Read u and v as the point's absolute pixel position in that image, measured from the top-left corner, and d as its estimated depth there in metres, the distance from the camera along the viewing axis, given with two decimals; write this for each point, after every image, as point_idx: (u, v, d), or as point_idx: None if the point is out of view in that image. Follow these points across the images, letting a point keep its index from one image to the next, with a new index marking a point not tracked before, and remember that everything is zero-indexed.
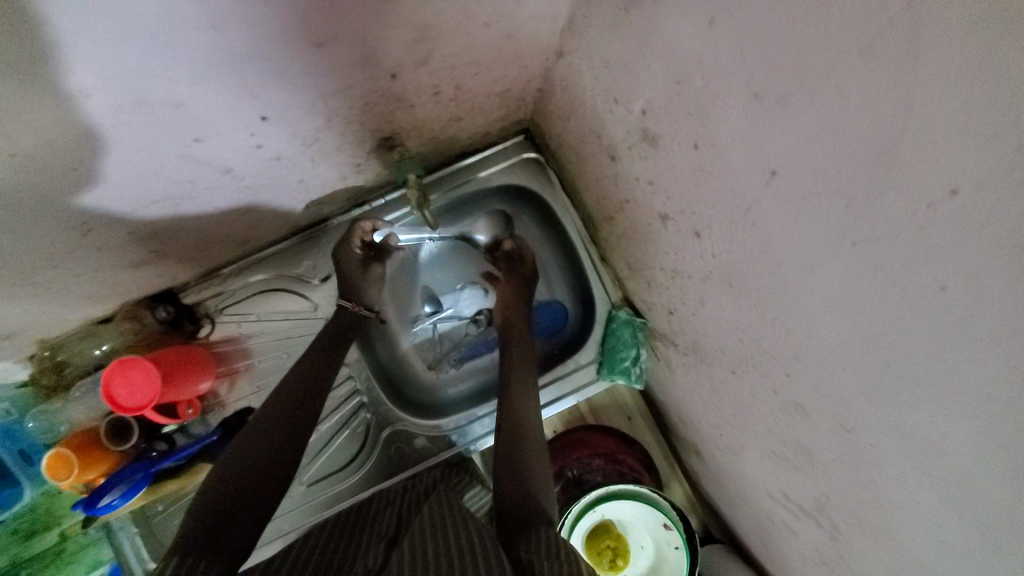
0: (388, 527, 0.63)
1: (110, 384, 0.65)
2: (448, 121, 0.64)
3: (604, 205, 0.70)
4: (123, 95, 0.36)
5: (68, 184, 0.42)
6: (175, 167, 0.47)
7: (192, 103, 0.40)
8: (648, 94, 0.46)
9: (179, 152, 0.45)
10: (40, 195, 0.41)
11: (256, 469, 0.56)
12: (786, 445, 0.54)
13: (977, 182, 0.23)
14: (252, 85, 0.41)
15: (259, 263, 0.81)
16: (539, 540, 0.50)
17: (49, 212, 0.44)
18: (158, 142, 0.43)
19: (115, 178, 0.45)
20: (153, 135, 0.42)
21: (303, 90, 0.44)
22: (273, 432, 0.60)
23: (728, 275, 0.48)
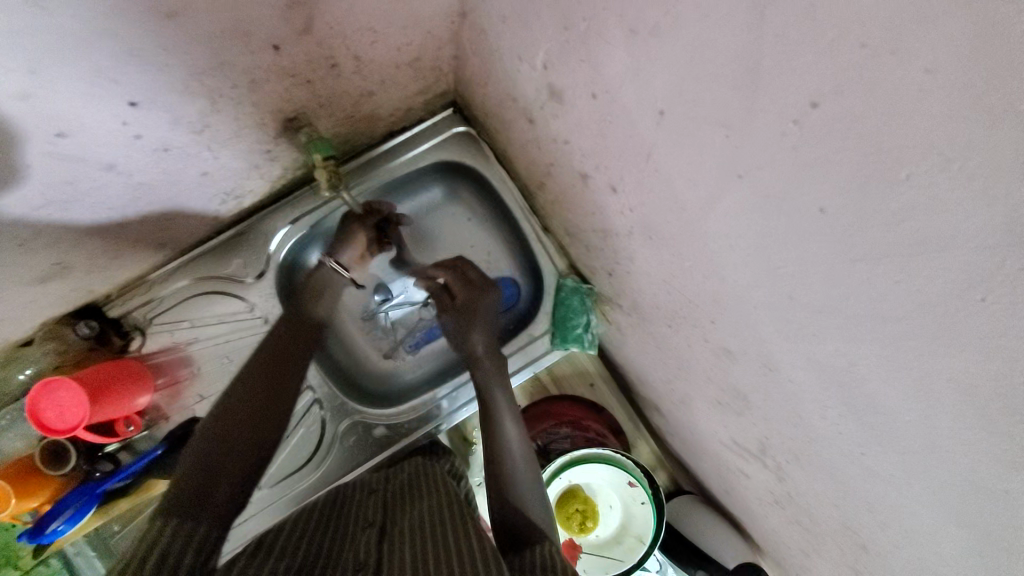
0: (375, 516, 0.63)
1: (36, 407, 0.61)
2: (359, 97, 0.61)
3: (534, 172, 0.68)
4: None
5: None
6: (51, 166, 0.43)
7: (40, 94, 0.36)
8: (544, 46, 0.44)
9: (42, 150, 0.41)
10: None
11: (238, 446, 0.51)
12: (725, 392, 0.55)
13: (834, 90, 0.23)
14: (109, 67, 0.38)
15: (185, 268, 0.78)
16: (535, 554, 0.49)
17: None
18: (19, 144, 0.39)
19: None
20: (12, 136, 0.38)
21: (174, 68, 0.41)
22: (253, 401, 0.55)
23: (648, 228, 0.48)
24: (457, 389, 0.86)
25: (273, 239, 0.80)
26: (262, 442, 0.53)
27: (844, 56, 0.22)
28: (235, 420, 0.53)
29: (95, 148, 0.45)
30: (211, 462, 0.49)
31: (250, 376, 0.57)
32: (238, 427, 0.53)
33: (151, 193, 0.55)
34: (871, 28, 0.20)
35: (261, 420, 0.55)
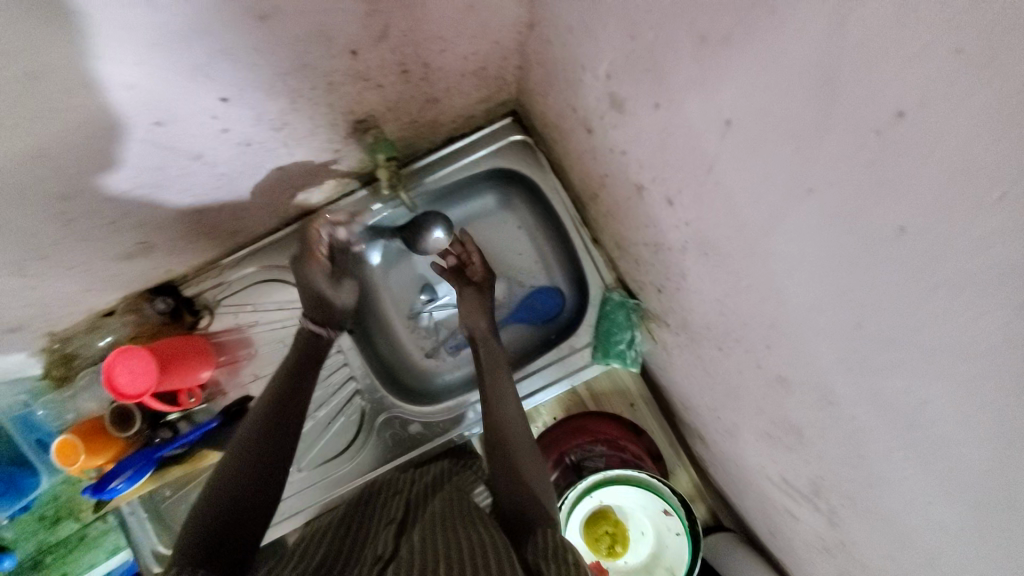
0: (398, 511, 0.65)
1: (112, 369, 0.67)
2: (424, 103, 0.63)
3: (588, 183, 0.68)
4: (77, 86, 0.37)
5: (48, 172, 0.43)
6: (146, 155, 0.48)
7: (145, 84, 0.40)
8: (609, 55, 0.44)
9: (146, 136, 0.46)
10: (20, 184, 0.43)
11: (246, 497, 0.57)
12: (777, 424, 0.53)
13: (921, 101, 0.22)
14: (208, 65, 0.42)
15: (253, 256, 0.83)
16: (545, 542, 0.52)
17: (35, 201, 0.46)
18: (125, 127, 0.44)
19: (90, 164, 0.45)
20: (119, 119, 0.42)
21: (259, 68, 0.45)
22: (258, 447, 0.61)
23: (704, 244, 0.46)
24: None
25: None
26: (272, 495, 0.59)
27: (935, 64, 0.20)
28: (251, 470, 0.59)
29: (183, 141, 0.49)
30: (224, 490, 0.57)
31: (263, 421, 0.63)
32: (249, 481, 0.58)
33: (228, 184, 0.60)
34: (966, 35, 0.19)
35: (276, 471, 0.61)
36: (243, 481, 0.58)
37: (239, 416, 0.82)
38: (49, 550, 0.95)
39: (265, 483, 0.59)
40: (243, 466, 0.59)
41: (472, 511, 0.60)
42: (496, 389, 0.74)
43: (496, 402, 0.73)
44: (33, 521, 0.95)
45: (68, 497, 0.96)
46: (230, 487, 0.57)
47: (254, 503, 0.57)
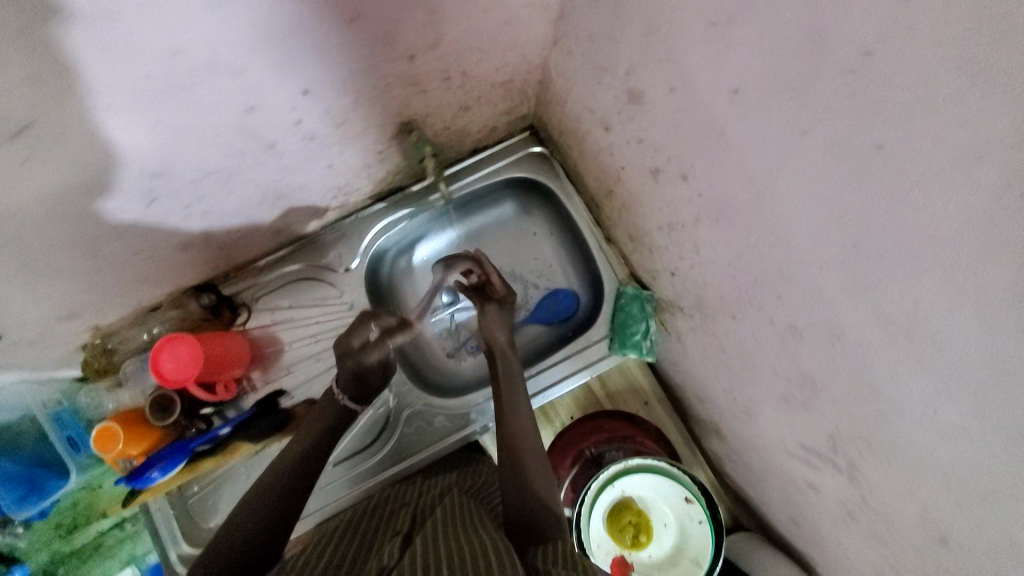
0: (403, 525, 0.68)
1: (158, 358, 0.72)
2: (458, 111, 0.72)
3: (604, 181, 0.76)
4: (200, 64, 0.44)
5: (152, 143, 0.50)
6: (179, 170, 0.56)
7: (249, 72, 0.48)
8: (627, 54, 0.52)
9: (237, 121, 0.54)
10: (129, 153, 0.50)
11: (260, 532, 0.63)
12: (792, 381, 0.57)
13: (882, 39, 0.29)
14: (298, 61, 0.50)
15: (290, 256, 0.90)
16: (550, 552, 0.54)
17: (131, 175, 0.53)
18: (222, 110, 0.51)
19: (187, 143, 0.53)
20: (219, 101, 0.50)
21: (281, 87, 0.52)
22: (279, 488, 0.68)
23: (716, 212, 0.53)
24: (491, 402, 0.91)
25: (366, 235, 0.91)
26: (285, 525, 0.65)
27: (888, 10, 0.28)
28: (273, 511, 0.65)
29: (208, 158, 0.57)
30: (246, 520, 0.63)
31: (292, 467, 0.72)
32: (274, 522, 0.64)
33: (262, 190, 0.68)
34: None
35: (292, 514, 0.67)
36: (264, 514, 0.65)
37: (270, 408, 0.85)
38: (63, 559, 0.98)
39: (281, 516, 0.66)
40: (268, 499, 0.67)
41: (477, 519, 0.63)
42: (509, 400, 0.78)
43: (509, 416, 0.77)
44: (49, 528, 0.95)
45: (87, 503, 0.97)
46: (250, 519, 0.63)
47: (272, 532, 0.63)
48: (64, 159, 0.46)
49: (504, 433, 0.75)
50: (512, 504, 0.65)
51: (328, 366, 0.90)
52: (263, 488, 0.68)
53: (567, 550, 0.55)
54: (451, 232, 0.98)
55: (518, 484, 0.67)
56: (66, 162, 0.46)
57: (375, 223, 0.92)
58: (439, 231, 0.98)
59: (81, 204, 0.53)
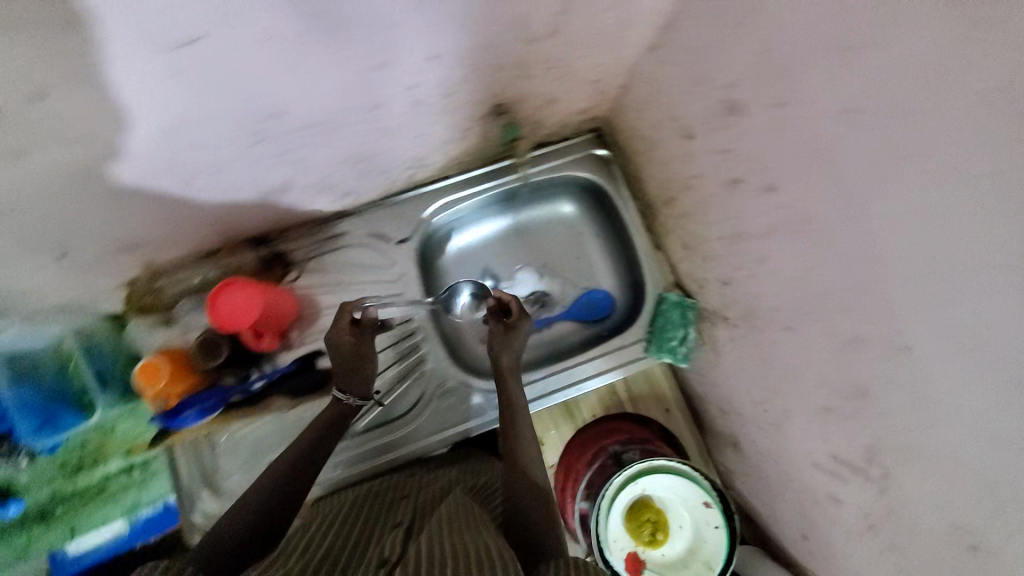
0: (403, 516, 0.68)
1: (216, 300, 0.76)
2: (547, 101, 0.75)
3: (667, 188, 0.80)
4: (361, 13, 0.46)
5: (287, 80, 0.52)
6: (188, 139, 0.55)
7: (400, 26, 0.50)
8: (737, 68, 0.57)
9: (366, 76, 0.56)
10: (262, 86, 0.52)
11: (261, 514, 0.63)
12: (840, 393, 0.61)
13: (1015, 75, 0.33)
14: (442, 24, 0.52)
15: (348, 220, 0.91)
16: (555, 564, 0.54)
17: (249, 111, 0.55)
18: (358, 62, 0.53)
19: (314, 87, 0.55)
20: (359, 53, 0.52)
21: (313, 59, 0.50)
22: (281, 473, 0.69)
23: (798, 222, 0.57)
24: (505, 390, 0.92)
25: (426, 209, 0.94)
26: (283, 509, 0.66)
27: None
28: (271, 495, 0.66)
29: (219, 128, 0.56)
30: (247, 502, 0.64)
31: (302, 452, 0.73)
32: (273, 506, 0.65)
33: (342, 153, 0.70)
34: None
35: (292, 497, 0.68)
36: (263, 496, 0.65)
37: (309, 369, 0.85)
38: (64, 499, 0.98)
39: (279, 502, 0.66)
40: (271, 482, 0.68)
41: (481, 520, 0.64)
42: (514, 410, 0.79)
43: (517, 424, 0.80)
44: (54, 467, 0.97)
45: (95, 446, 0.96)
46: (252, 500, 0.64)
47: (269, 515, 0.64)
48: (116, 107, 0.47)
49: (518, 434, 0.78)
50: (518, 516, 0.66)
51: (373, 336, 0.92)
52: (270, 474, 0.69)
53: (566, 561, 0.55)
54: (501, 220, 1.03)
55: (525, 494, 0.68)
56: (148, 102, 0.48)
57: (435, 200, 0.94)
58: (490, 217, 1.02)
59: (197, 131, 0.55)
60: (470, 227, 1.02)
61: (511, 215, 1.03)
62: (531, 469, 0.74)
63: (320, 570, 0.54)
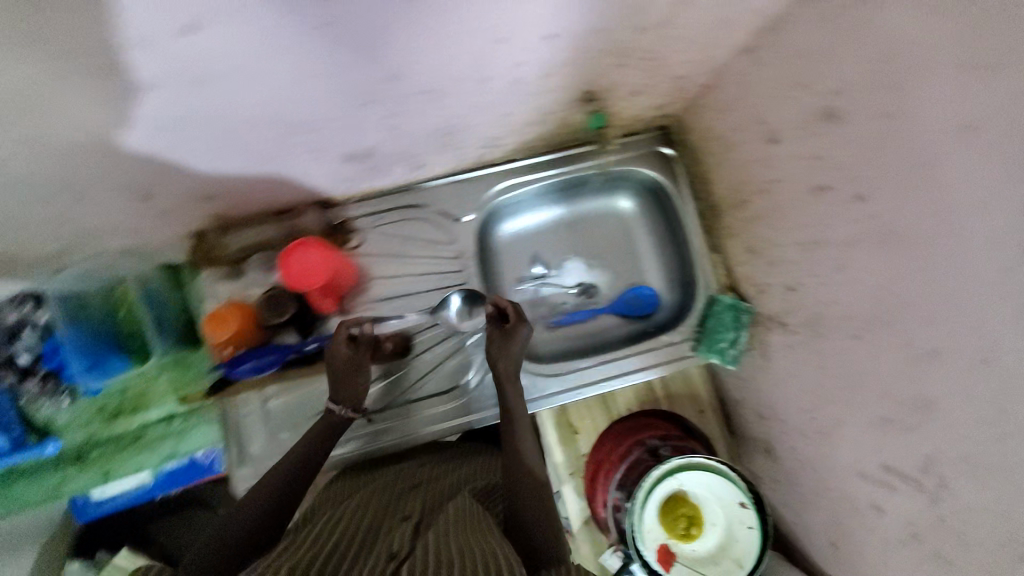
0: (410, 510, 0.71)
1: (287, 260, 0.80)
2: (633, 92, 0.77)
3: (739, 191, 0.82)
4: None
5: (413, 45, 0.53)
6: (196, 112, 0.56)
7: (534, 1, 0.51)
8: (844, 76, 0.59)
9: (486, 50, 0.57)
10: (389, 48, 0.53)
11: (266, 510, 0.67)
12: (904, 404, 0.62)
13: None
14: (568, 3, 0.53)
15: (415, 194, 0.93)
16: None
17: (342, 80, 0.57)
18: (482, 34, 0.54)
19: (436, 56, 0.56)
20: (487, 26, 0.53)
21: (326, 40, 0.50)
22: (285, 467, 0.72)
23: (885, 232, 0.58)
24: (541, 378, 0.93)
25: (491, 188, 0.96)
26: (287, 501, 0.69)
27: None
28: (274, 490, 0.69)
29: (272, 93, 0.57)
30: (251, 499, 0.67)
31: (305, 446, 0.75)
32: (279, 499, 0.68)
33: (438, 124, 0.71)
34: None
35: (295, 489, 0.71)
36: (267, 493, 0.68)
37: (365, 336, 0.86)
38: (100, 443, 0.98)
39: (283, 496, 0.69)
40: (275, 477, 0.70)
41: (482, 521, 0.65)
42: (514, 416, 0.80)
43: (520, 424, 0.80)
44: (92, 410, 0.97)
45: (134, 393, 0.97)
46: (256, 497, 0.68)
47: (275, 509, 0.68)
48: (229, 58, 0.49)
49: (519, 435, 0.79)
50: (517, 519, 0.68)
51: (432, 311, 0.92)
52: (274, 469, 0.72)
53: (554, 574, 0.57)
54: (558, 209, 1.05)
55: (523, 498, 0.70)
56: (256, 58, 0.50)
57: (502, 180, 0.96)
58: (547, 204, 1.04)
59: (289, 90, 0.57)
60: (525, 213, 1.04)
61: (568, 204, 1.05)
62: (534, 469, 0.75)
63: (326, 563, 0.56)
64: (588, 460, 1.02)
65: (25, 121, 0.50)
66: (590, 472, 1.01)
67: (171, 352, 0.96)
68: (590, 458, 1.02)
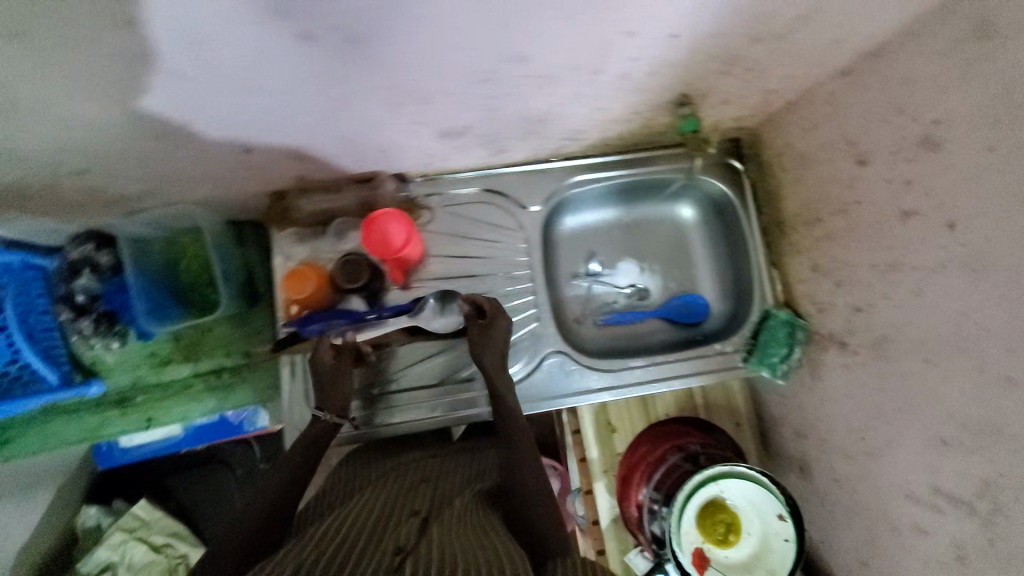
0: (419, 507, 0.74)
1: (370, 228, 0.81)
2: (723, 100, 0.80)
3: (813, 209, 0.84)
4: None
5: (550, 34, 0.55)
6: (215, 81, 0.54)
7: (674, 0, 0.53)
8: (950, 106, 0.60)
9: (614, 43, 0.59)
10: (525, 35, 0.54)
11: (278, 501, 0.70)
12: (968, 428, 0.63)
13: None
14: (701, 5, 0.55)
15: (489, 178, 0.95)
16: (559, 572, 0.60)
17: (356, 74, 0.56)
18: (615, 28, 0.56)
19: (566, 45, 0.57)
20: (623, 19, 0.55)
21: (368, 30, 0.49)
22: (296, 457, 0.75)
23: (973, 260, 0.60)
24: (588, 372, 0.94)
25: (566, 178, 0.97)
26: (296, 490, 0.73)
27: None
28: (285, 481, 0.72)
29: (280, 81, 0.56)
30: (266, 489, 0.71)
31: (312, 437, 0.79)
32: (289, 489, 0.72)
33: (530, 111, 0.73)
34: None
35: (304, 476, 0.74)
36: (279, 483, 0.72)
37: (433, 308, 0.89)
38: (145, 388, 0.99)
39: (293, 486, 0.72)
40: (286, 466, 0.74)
41: (488, 524, 0.68)
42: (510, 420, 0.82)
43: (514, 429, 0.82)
44: (143, 356, 1.00)
45: (188, 342, 1.00)
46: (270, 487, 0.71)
47: (287, 498, 0.71)
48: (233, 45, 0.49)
49: (515, 437, 0.81)
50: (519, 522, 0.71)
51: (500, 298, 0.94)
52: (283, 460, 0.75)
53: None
54: (618, 211, 1.07)
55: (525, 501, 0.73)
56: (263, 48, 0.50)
57: (579, 174, 0.97)
58: (608, 205, 1.06)
59: (301, 81, 0.56)
60: (585, 212, 1.05)
61: (628, 207, 1.07)
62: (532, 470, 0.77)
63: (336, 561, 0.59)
64: (622, 460, 1.05)
65: (86, 64, 0.48)
66: (625, 472, 1.03)
67: (235, 305, 0.97)
68: (625, 460, 1.04)
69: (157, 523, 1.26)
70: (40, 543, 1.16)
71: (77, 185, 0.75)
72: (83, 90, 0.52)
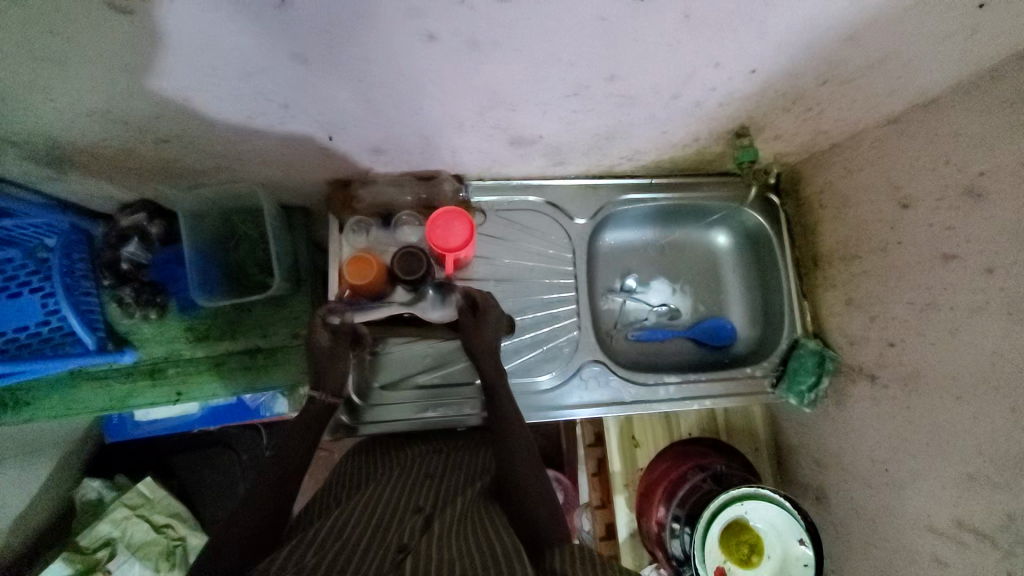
0: (423, 502, 0.78)
1: (433, 227, 0.83)
2: (775, 136, 0.85)
3: (850, 247, 0.89)
4: (752, 19, 0.54)
5: (645, 56, 0.59)
6: (262, 75, 0.58)
7: (766, 39, 0.58)
8: (995, 161, 0.65)
9: (698, 72, 0.63)
10: (622, 54, 0.58)
11: (276, 498, 0.74)
12: (996, 463, 0.66)
13: None
14: (787, 45, 0.60)
15: (541, 188, 0.98)
16: (563, 556, 0.63)
17: (405, 83, 0.61)
18: (704, 58, 0.61)
19: (657, 69, 0.62)
20: (713, 50, 0.59)
21: (457, 39, 0.53)
22: (289, 454, 0.79)
23: (1011, 305, 0.64)
24: (622, 384, 0.96)
25: (617, 194, 1.01)
26: (287, 481, 0.76)
27: None
28: (282, 477, 0.76)
29: (331, 79, 0.60)
30: (262, 486, 0.74)
31: (302, 432, 0.82)
32: (287, 484, 0.76)
33: (601, 127, 0.77)
34: None
35: (293, 468, 0.78)
36: (275, 480, 0.76)
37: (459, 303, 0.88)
38: (177, 362, 0.99)
39: (286, 481, 0.76)
40: (281, 460, 0.78)
41: (486, 516, 0.72)
42: (500, 411, 0.84)
43: (503, 419, 0.83)
44: (178, 331, 0.99)
45: (224, 319, 1.00)
46: (263, 486, 0.74)
47: (285, 493, 0.75)
48: (315, 39, 0.52)
49: (505, 421, 0.82)
50: (519, 510, 0.74)
51: (543, 304, 0.97)
52: (275, 458, 0.78)
53: (559, 558, 0.64)
54: (655, 231, 1.11)
55: (521, 490, 0.75)
56: (330, 43, 0.53)
57: (629, 192, 1.02)
58: (648, 225, 1.09)
59: (355, 80, 0.60)
60: (626, 229, 1.09)
61: (667, 229, 1.11)
62: (526, 459, 0.79)
63: (337, 555, 0.63)
64: (644, 476, 1.07)
65: (200, 37, 0.50)
66: (645, 487, 1.05)
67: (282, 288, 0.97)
68: (645, 477, 1.06)
69: (160, 502, 1.23)
70: (36, 513, 1.12)
71: (150, 153, 0.76)
72: (202, 64, 0.55)
